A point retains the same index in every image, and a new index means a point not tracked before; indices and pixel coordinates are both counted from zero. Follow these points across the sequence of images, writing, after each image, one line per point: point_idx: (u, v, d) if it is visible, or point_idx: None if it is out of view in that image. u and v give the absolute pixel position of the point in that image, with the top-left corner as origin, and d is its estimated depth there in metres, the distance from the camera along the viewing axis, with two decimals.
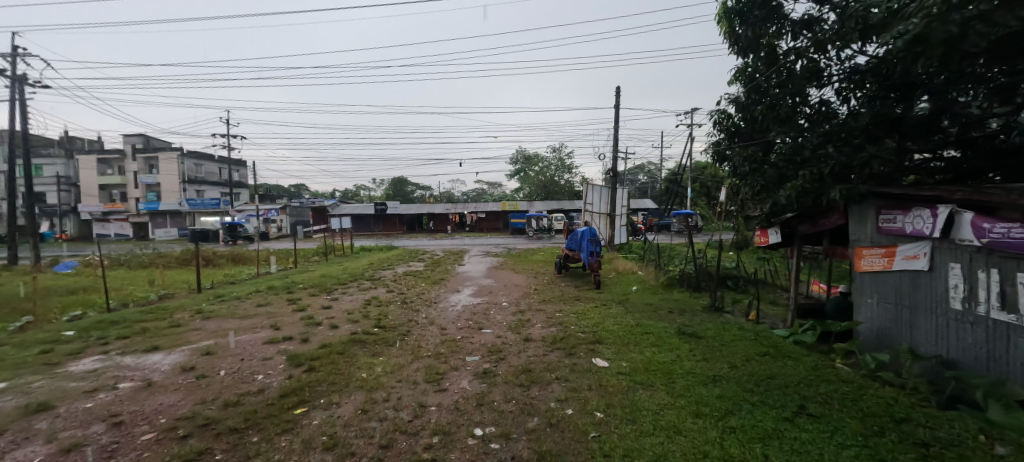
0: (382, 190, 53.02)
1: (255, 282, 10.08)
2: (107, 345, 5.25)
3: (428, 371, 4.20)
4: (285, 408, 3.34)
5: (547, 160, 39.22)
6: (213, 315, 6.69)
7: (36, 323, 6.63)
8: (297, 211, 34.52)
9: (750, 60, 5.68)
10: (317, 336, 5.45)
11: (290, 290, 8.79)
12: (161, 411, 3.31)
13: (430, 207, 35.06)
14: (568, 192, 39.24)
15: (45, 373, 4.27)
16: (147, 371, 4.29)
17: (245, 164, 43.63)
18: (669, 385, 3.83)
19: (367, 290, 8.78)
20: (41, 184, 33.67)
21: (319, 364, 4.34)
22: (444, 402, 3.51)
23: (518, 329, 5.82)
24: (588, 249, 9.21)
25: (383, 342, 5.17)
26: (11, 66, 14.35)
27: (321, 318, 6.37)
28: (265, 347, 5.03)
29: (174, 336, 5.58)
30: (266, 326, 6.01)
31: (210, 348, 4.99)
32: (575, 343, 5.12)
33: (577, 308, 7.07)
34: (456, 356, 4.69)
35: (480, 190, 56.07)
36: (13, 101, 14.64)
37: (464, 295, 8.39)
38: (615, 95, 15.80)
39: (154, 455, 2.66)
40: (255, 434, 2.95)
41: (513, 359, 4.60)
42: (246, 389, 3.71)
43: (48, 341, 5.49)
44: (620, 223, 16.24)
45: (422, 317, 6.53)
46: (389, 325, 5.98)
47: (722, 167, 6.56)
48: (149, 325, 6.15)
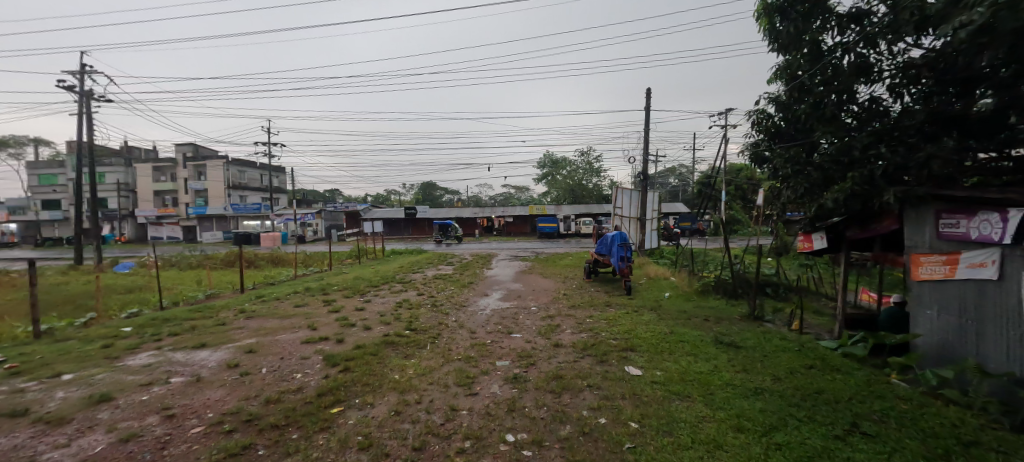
0: (412, 194, 53.99)
1: (293, 284, 10.49)
2: (161, 341, 5.60)
3: (459, 374, 4.21)
4: (321, 406, 3.44)
5: (575, 164, 38.84)
6: (254, 315, 7.00)
7: (100, 319, 7.18)
8: (331, 215, 35.78)
9: (791, 57, 5.43)
10: (352, 337, 5.59)
11: (324, 292, 9.07)
12: (208, 406, 3.47)
13: (459, 212, 35.57)
14: (596, 196, 38.85)
15: (106, 366, 4.60)
16: (196, 367, 4.52)
17: (283, 169, 45.65)
18: (709, 398, 3.65)
19: (398, 293, 8.97)
20: (104, 190, 36.50)
21: (353, 365, 4.45)
22: (475, 406, 3.51)
23: (547, 334, 5.76)
24: (619, 254, 9.03)
25: (414, 345, 5.24)
26: (80, 83, 15.70)
27: (355, 319, 6.54)
28: (303, 346, 5.21)
29: (220, 334, 5.88)
30: (303, 326, 6.23)
31: (253, 346, 5.22)
32: (606, 350, 5.00)
33: (607, 314, 6.92)
34: (486, 360, 4.69)
35: (507, 194, 56.37)
36: (81, 114, 15.99)
37: (493, 299, 8.38)
38: (646, 98, 15.49)
39: (202, 449, 2.78)
40: (295, 431, 3.04)
41: (544, 365, 4.55)
42: (286, 388, 3.84)
43: (108, 336, 5.90)
44: (651, 227, 15.91)
45: (452, 321, 6.60)
46: (420, 328, 6.07)
47: (762, 169, 6.30)
48: (197, 323, 6.50)
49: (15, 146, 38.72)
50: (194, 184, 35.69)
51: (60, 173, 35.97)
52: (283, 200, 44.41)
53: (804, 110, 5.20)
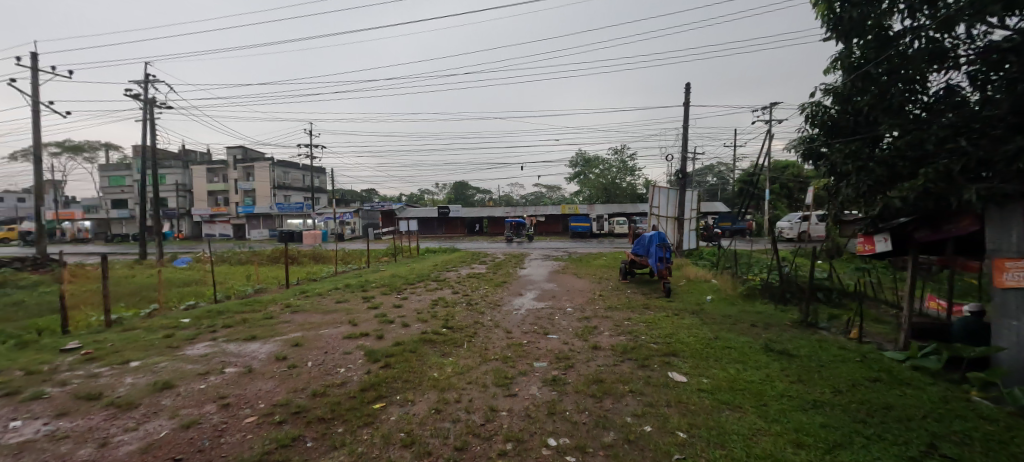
0: (445, 193, 54.79)
1: (334, 280, 10.89)
2: (216, 333, 5.93)
3: (497, 374, 4.18)
4: (364, 402, 3.51)
5: (609, 163, 38.10)
6: (299, 310, 7.30)
7: (162, 310, 7.72)
8: (368, 214, 36.92)
9: (852, 45, 5.01)
10: (391, 333, 5.69)
11: (363, 288, 9.33)
12: (260, 396, 3.63)
13: (491, 211, 35.81)
14: (630, 195, 38.01)
15: (168, 355, 4.91)
16: (248, 358, 4.75)
17: (324, 170, 47.58)
18: (762, 409, 3.43)
19: (433, 291, 9.08)
20: (164, 190, 39.38)
21: (393, 361, 4.52)
22: (515, 407, 3.46)
23: (585, 336, 5.65)
24: (657, 255, 8.74)
25: (452, 343, 5.27)
26: (144, 91, 17.00)
27: (393, 316, 6.68)
28: (345, 341, 5.37)
29: (268, 327, 6.16)
30: (344, 321, 6.43)
31: (299, 339, 5.42)
32: (647, 355, 4.83)
33: (646, 317, 6.70)
34: (524, 361, 4.64)
35: (539, 194, 56.16)
36: (146, 121, 17.32)
37: (528, 299, 8.32)
38: (685, 93, 14.93)
39: (255, 438, 2.90)
40: (340, 425, 3.11)
41: (583, 368, 4.44)
42: (330, 382, 3.94)
43: (170, 326, 6.32)
44: (689, 227, 15.34)
45: (487, 320, 6.60)
46: (457, 326, 6.10)
47: (816, 166, 5.87)
48: (248, 316, 6.86)
49: (89, 150, 42.47)
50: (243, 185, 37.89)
51: (127, 175, 39.18)
52: (324, 199, 46.35)
53: (867, 102, 4.79)
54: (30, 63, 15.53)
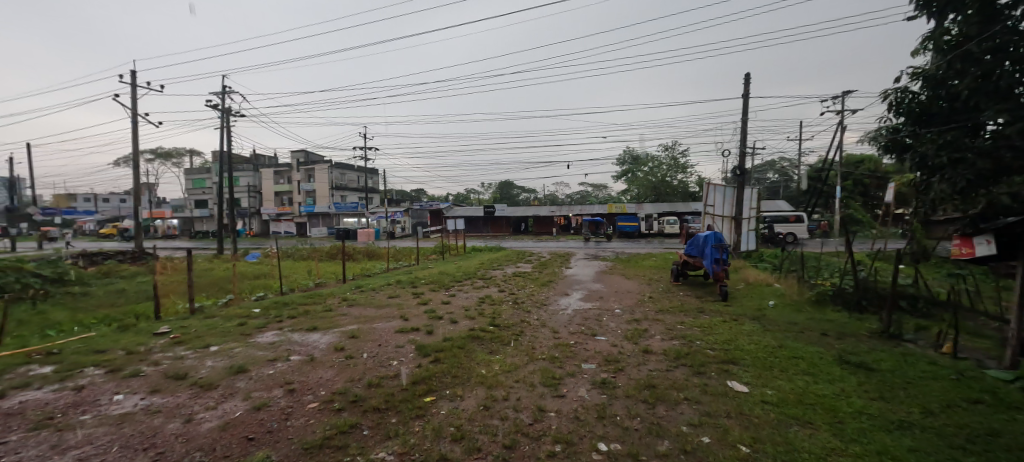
0: (490, 193, 55.56)
1: (386, 276, 11.39)
2: (282, 323, 6.41)
3: (544, 374, 4.15)
4: (416, 394, 3.61)
5: (658, 160, 36.73)
6: (355, 303, 7.70)
7: (236, 300, 8.46)
8: (417, 213, 38.30)
9: (949, 20, 4.35)
10: (440, 329, 5.84)
11: (413, 285, 9.67)
12: (321, 384, 3.85)
13: (536, 210, 35.80)
14: (681, 193, 36.40)
15: (242, 341, 5.36)
16: (311, 348, 5.07)
17: (377, 171, 49.92)
18: (838, 428, 3.12)
19: (480, 288, 9.23)
20: (238, 191, 43.26)
21: (442, 356, 4.63)
22: (563, 408, 3.41)
23: (634, 339, 5.46)
24: (712, 256, 8.25)
25: (499, 341, 5.30)
26: (221, 101, 18.74)
27: (442, 312, 6.85)
28: (397, 335, 5.58)
29: (328, 319, 6.56)
30: (397, 316, 6.70)
31: (355, 332, 5.71)
32: (703, 361, 4.57)
33: (701, 321, 6.35)
34: (572, 362, 4.56)
35: (585, 193, 55.33)
36: (223, 128, 19.08)
37: (575, 299, 8.21)
38: (744, 84, 13.99)
39: (318, 423, 3.08)
40: (394, 416, 3.23)
41: (633, 371, 4.30)
42: (384, 373, 4.11)
43: (243, 315, 6.91)
44: (748, 227, 14.39)
45: (534, 319, 6.59)
46: (504, 324, 6.15)
47: (904, 159, 5.22)
48: (309, 308, 7.34)
49: (177, 156, 47.57)
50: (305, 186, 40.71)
51: (208, 178, 43.46)
52: (376, 199, 48.67)
53: (968, 86, 4.15)
54: (132, 80, 17.66)
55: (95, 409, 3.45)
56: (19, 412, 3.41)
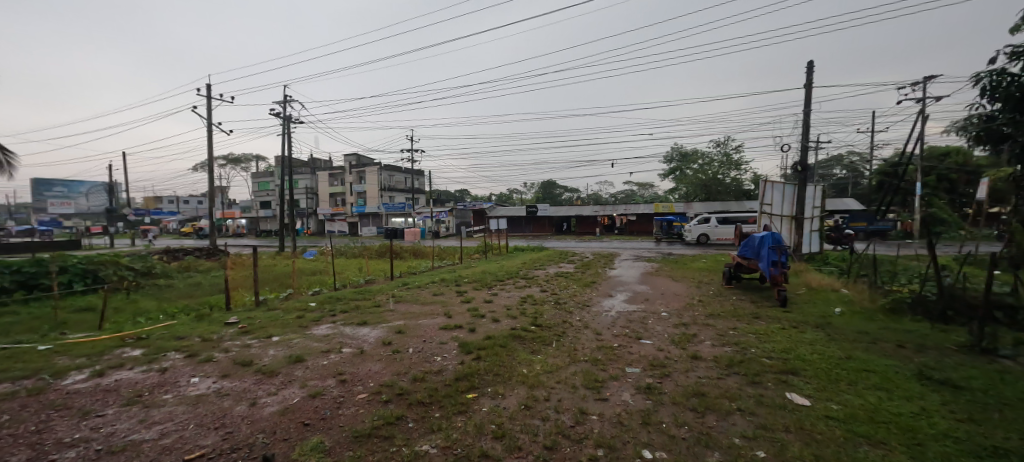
0: (533, 193, 55.53)
1: (431, 274, 11.74)
2: (335, 317, 6.80)
3: (586, 376, 4.08)
4: (458, 390, 3.68)
5: (709, 157, 34.98)
6: (402, 300, 8.00)
7: (296, 295, 9.09)
8: (461, 214, 39.12)
9: None
10: (482, 327, 5.92)
11: (457, 283, 9.88)
12: (370, 376, 4.04)
13: (579, 209, 35.35)
14: (734, 191, 34.41)
15: (300, 333, 5.75)
16: (361, 341, 5.33)
17: (423, 173, 51.51)
18: (917, 451, 2.80)
19: (522, 288, 9.26)
20: (298, 193, 46.42)
21: (484, 354, 4.69)
22: (606, 412, 3.34)
23: (682, 344, 5.23)
24: (769, 258, 7.71)
25: (541, 341, 5.29)
26: (283, 110, 20.21)
27: (485, 311, 6.95)
28: (441, 331, 5.73)
29: (377, 314, 6.87)
30: (441, 313, 6.88)
31: (402, 327, 5.93)
32: (758, 370, 4.29)
33: (756, 328, 5.96)
34: (615, 365, 4.45)
35: (630, 192, 53.89)
36: (284, 135, 20.57)
37: (618, 301, 8.00)
38: (805, 73, 12.96)
39: (366, 413, 3.23)
40: (437, 410, 3.32)
41: (681, 378, 4.12)
42: (429, 368, 4.23)
43: (301, 308, 7.41)
44: (811, 227, 13.32)
45: (576, 320, 6.50)
46: (545, 324, 6.12)
47: (1001, 152, 4.54)
48: (360, 304, 7.72)
49: (246, 161, 51.86)
50: (357, 187, 42.92)
51: (271, 181, 47.04)
52: (422, 199, 50.30)
53: None
54: (208, 93, 19.48)
55: (175, 390, 3.84)
56: (115, 389, 3.87)
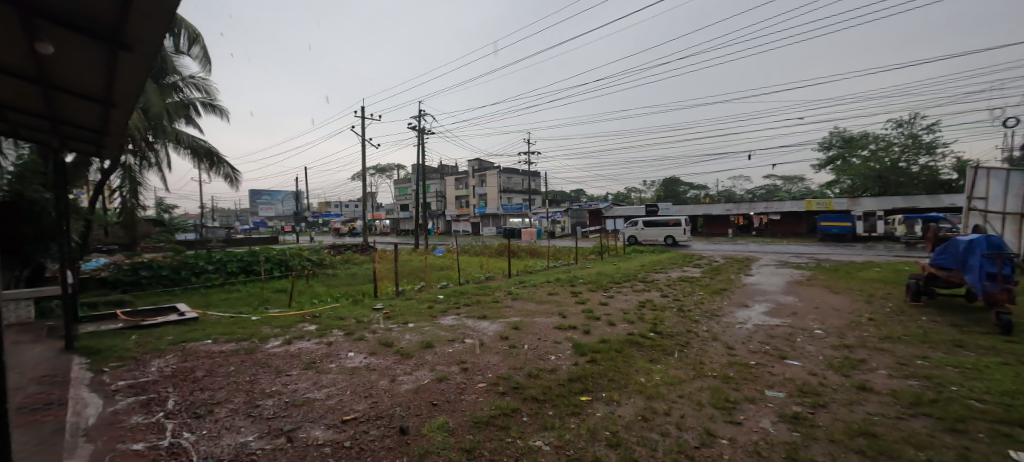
0: (653, 191, 52.16)
1: (547, 274, 11.95)
2: (459, 309, 7.44)
3: (715, 394, 3.66)
4: (572, 391, 3.67)
5: (887, 140, 27.95)
6: (518, 297, 8.33)
7: (428, 287, 10.23)
8: (577, 213, 38.96)
9: None
10: (597, 330, 5.80)
11: (572, 284, 9.85)
12: (488, 367, 4.30)
13: (707, 207, 31.97)
14: (926, 183, 26.92)
15: (430, 321, 6.43)
16: (481, 333, 5.70)
17: (539, 174, 52.78)
18: None
19: (640, 292, 8.78)
20: (430, 196, 52.09)
21: (599, 357, 4.58)
22: (738, 438, 2.94)
23: (843, 370, 4.30)
24: (981, 269, 5.85)
25: (660, 350, 4.93)
26: (419, 123, 22.95)
27: (599, 313, 6.78)
28: (555, 330, 5.79)
29: (496, 309, 7.27)
30: (555, 312, 6.95)
31: (517, 323, 6.16)
32: (963, 415, 3.27)
33: (960, 360, 4.55)
34: (750, 386, 3.89)
35: (772, 187, 46.64)
36: (419, 145, 23.32)
37: (756, 313, 6.97)
38: None
39: (485, 402, 3.44)
40: (551, 408, 3.35)
41: (842, 411, 3.39)
42: (543, 366, 4.31)
43: (431, 300, 8.29)
44: None
45: (702, 330, 5.89)
46: (666, 332, 5.68)
47: None
48: (481, 298, 8.28)
49: (390, 170, 60.22)
50: (479, 190, 46.23)
51: (410, 186, 53.78)
52: (539, 200, 51.62)
53: None
54: (362, 114, 23.16)
55: (338, 360, 4.67)
56: (298, 355, 4.90)
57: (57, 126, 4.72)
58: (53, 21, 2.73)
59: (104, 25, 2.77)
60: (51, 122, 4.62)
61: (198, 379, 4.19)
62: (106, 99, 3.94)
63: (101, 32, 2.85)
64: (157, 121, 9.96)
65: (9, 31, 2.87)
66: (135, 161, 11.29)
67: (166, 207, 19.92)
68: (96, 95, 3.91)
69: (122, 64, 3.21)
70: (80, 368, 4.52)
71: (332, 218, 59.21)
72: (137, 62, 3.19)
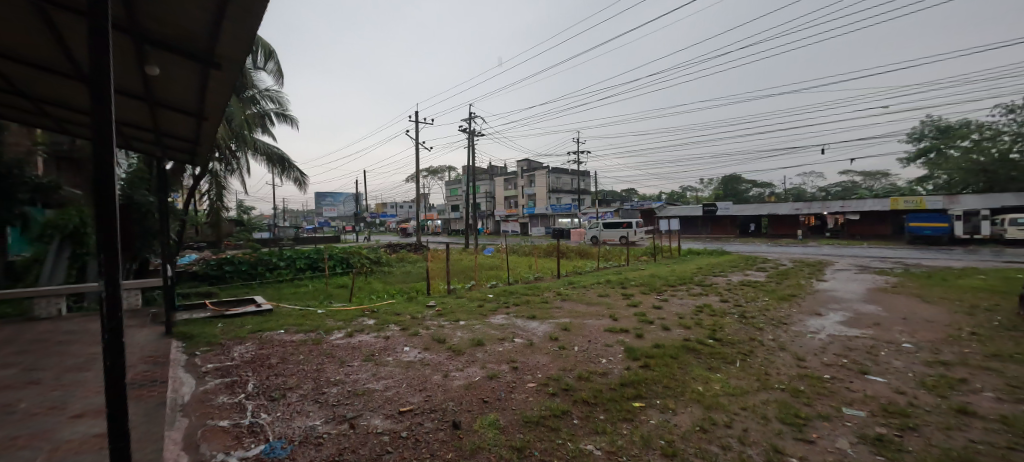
0: (711, 189, 49.32)
1: (597, 275, 11.74)
2: (509, 308, 7.52)
3: (782, 409, 3.39)
4: (624, 397, 3.57)
5: (994, 129, 24.13)
6: (568, 298, 8.26)
7: (478, 286, 10.44)
8: (628, 214, 37.88)
9: None
10: (650, 334, 5.59)
11: (624, 286, 9.56)
12: (538, 367, 4.30)
13: (773, 206, 29.69)
14: None
15: (481, 320, 6.56)
16: (530, 333, 5.72)
17: (588, 173, 51.94)
18: None
19: (697, 296, 8.35)
20: (479, 197, 53.11)
21: (653, 363, 4.42)
22: (810, 457, 2.70)
23: (939, 390, 3.80)
24: None
25: (720, 358, 4.65)
26: (469, 125, 23.49)
27: (653, 317, 6.54)
28: (606, 333, 5.66)
29: (545, 309, 7.26)
30: (606, 314, 6.80)
31: (567, 325, 6.11)
32: None
33: None
34: (824, 402, 3.56)
35: (850, 184, 42.28)
36: (470, 147, 23.85)
37: (831, 322, 6.35)
38: None
39: (535, 402, 3.44)
40: (602, 412, 3.28)
41: (937, 436, 2.99)
42: (594, 369, 4.24)
43: (481, 298, 8.45)
44: None
45: (767, 338, 5.48)
46: (726, 339, 5.35)
47: None
48: (530, 298, 8.30)
49: (441, 172, 62.08)
50: (528, 190, 46.44)
51: (461, 187, 55.21)
52: (588, 200, 50.82)
53: None
54: (416, 118, 24.14)
55: (394, 354, 4.91)
56: (359, 347, 5.21)
57: (160, 138, 5.39)
58: (159, 47, 3.12)
59: (197, 47, 3.12)
60: (156, 135, 5.29)
61: (273, 365, 4.60)
62: (199, 113, 4.44)
63: (196, 53, 3.21)
64: (238, 131, 11.05)
65: (126, 57, 3.33)
66: (220, 167, 12.60)
67: (246, 209, 22.01)
68: (192, 110, 4.42)
69: (213, 81, 3.60)
70: (177, 351, 5.13)
71: (388, 218, 62.27)
72: (223, 79, 3.56)
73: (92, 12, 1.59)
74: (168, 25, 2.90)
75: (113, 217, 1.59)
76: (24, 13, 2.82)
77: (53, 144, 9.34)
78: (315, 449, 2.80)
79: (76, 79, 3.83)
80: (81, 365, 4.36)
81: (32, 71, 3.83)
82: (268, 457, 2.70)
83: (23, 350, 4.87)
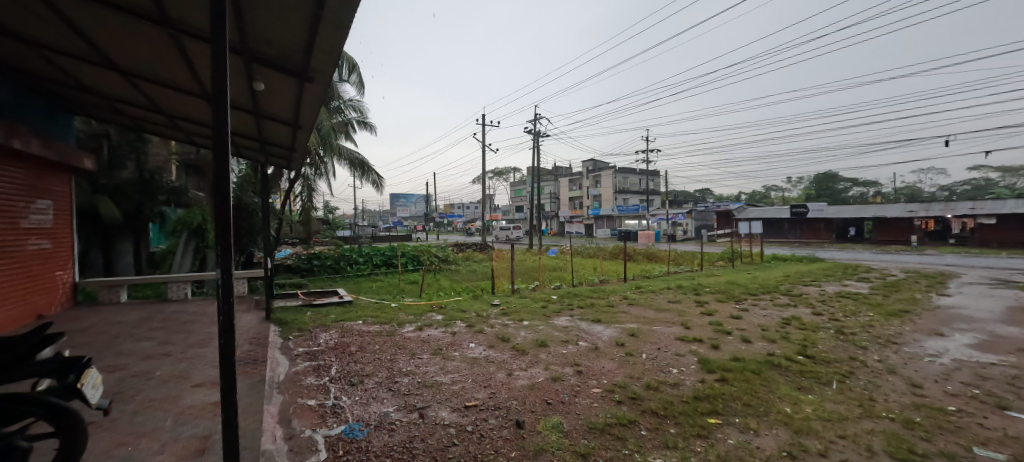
0: (801, 189, 44.37)
1: (666, 279, 11.15)
2: (573, 310, 7.43)
3: (891, 441, 2.94)
4: (697, 411, 3.34)
5: None
6: (634, 303, 7.95)
7: (541, 286, 10.44)
8: (702, 215, 35.36)
9: None
10: (728, 346, 5.17)
11: (697, 292, 8.95)
12: (604, 373, 4.18)
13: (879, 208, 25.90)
14: None
15: (544, 321, 6.54)
16: (595, 337, 5.60)
17: (657, 173, 49.71)
18: None
19: (784, 306, 7.55)
20: (543, 198, 53.05)
21: (731, 377, 4.07)
22: None
23: None
24: None
25: (813, 377, 4.16)
26: (534, 126, 23.61)
27: (731, 327, 6.04)
28: (678, 342, 5.34)
29: (610, 314, 7.05)
30: (677, 322, 6.41)
31: (634, 330, 5.87)
32: None
33: None
34: (947, 438, 3.02)
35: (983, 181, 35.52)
36: (534, 148, 23.94)
37: (956, 345, 5.36)
38: None
39: (600, 409, 3.35)
40: (673, 426, 3.10)
41: None
42: (663, 378, 4.02)
43: (544, 300, 8.43)
44: None
45: (871, 359, 4.79)
46: (820, 356, 4.77)
47: None
48: (595, 302, 8.09)
49: (506, 173, 63.09)
50: (593, 191, 45.50)
51: (525, 188, 55.62)
52: (656, 200, 48.43)
53: None
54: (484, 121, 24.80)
55: (461, 350, 5.08)
56: (428, 341, 5.46)
57: (264, 145, 6.13)
58: (264, 65, 3.53)
59: (295, 63, 3.49)
60: (261, 142, 6.02)
61: (353, 353, 5.00)
62: (295, 122, 4.97)
63: (293, 68, 3.59)
64: (326, 138, 12.20)
65: (238, 76, 3.81)
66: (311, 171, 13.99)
67: (331, 208, 24.19)
68: (289, 120, 4.96)
69: (306, 93, 4.00)
70: (275, 334, 5.80)
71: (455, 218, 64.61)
72: (316, 92, 3.95)
73: (213, 38, 1.83)
74: (270, 46, 3.27)
75: (227, 215, 1.83)
76: (162, 42, 3.34)
77: (183, 154, 11.08)
78: (389, 434, 2.98)
79: (202, 97, 4.49)
80: (202, 342, 5.10)
81: (169, 91, 4.55)
82: (347, 437, 2.93)
83: (159, 327, 5.82)
